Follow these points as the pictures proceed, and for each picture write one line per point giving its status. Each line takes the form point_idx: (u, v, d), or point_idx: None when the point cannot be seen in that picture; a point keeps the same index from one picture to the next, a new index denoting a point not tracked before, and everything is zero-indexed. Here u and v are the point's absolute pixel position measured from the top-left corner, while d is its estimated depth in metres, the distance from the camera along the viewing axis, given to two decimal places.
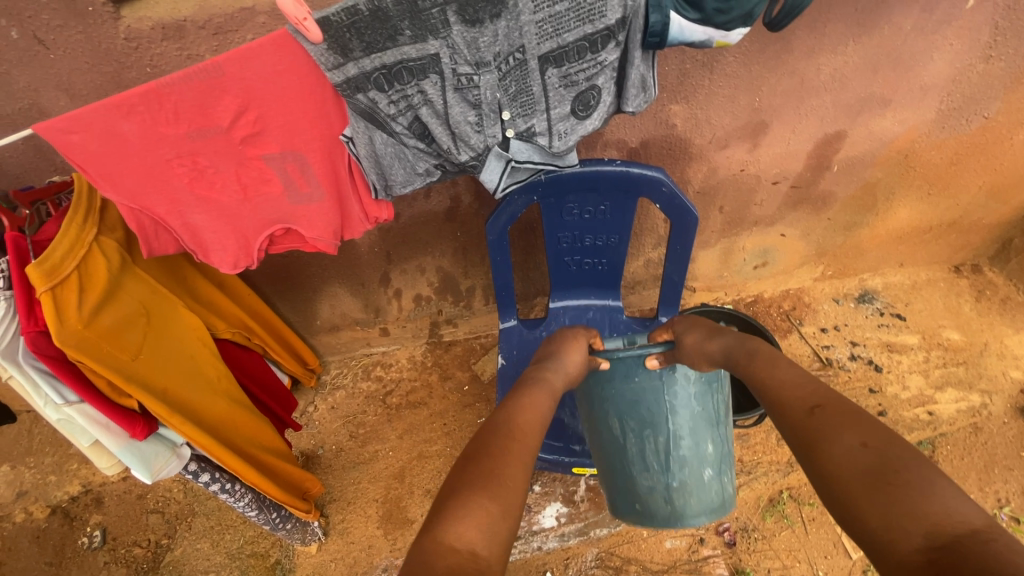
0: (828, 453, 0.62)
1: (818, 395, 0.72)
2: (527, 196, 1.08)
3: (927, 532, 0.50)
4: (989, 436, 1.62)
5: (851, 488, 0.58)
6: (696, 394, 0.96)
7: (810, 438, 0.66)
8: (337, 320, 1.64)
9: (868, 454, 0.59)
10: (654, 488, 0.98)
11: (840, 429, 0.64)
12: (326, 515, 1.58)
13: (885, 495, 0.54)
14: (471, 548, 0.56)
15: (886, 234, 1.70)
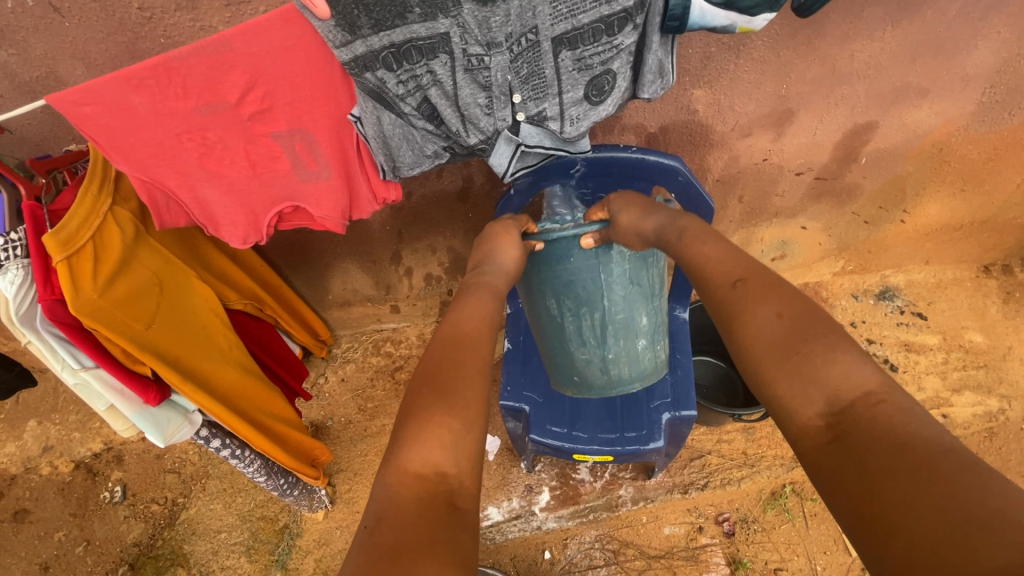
0: (746, 323, 0.64)
1: (741, 266, 0.71)
2: (538, 181, 1.06)
3: (827, 399, 0.54)
4: (1004, 442, 1.59)
5: (761, 358, 0.61)
6: (629, 268, 0.95)
7: (728, 309, 0.67)
8: (348, 295, 1.66)
9: (783, 328, 0.61)
10: (591, 361, 1.04)
11: (759, 299, 0.64)
12: (332, 484, 1.62)
13: (792, 367, 0.57)
14: (438, 471, 0.58)
15: (913, 230, 1.64)
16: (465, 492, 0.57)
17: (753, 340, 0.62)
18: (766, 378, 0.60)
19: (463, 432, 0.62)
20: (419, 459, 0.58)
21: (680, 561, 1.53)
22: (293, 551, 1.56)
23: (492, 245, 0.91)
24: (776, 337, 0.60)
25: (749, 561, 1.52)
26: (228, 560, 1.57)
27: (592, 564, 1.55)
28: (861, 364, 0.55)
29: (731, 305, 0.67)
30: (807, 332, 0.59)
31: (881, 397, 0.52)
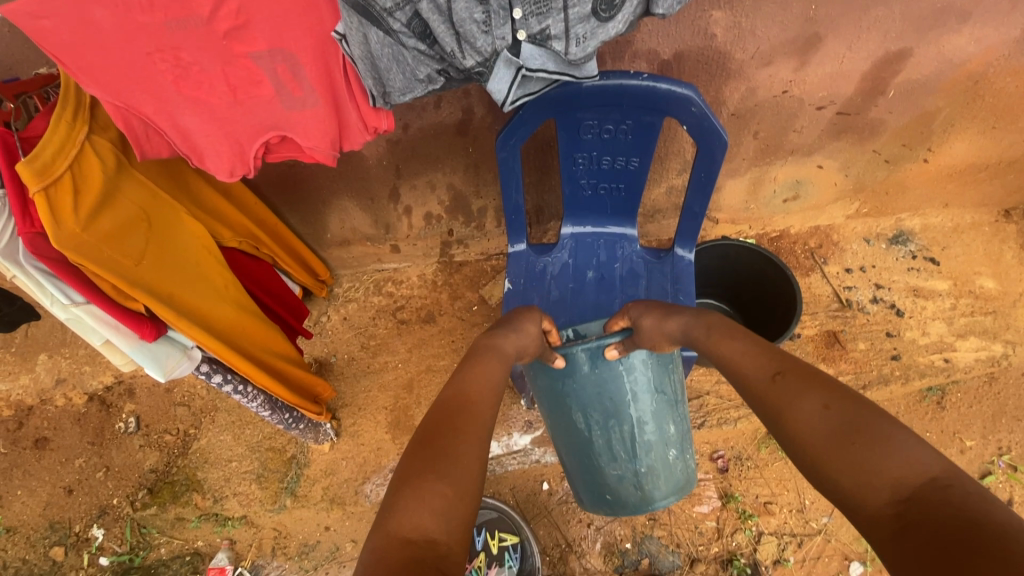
0: (795, 417, 0.68)
1: (778, 363, 0.77)
2: (542, 110, 1.00)
3: (891, 487, 0.56)
4: (1003, 386, 1.60)
5: (817, 448, 0.64)
6: (655, 370, 0.95)
7: (776, 407, 0.72)
8: (347, 235, 1.63)
9: (831, 415, 0.65)
10: (623, 476, 0.98)
11: (802, 393, 0.69)
12: (338, 418, 1.67)
13: (853, 454, 0.60)
14: (427, 535, 0.59)
15: (936, 170, 1.56)
16: (452, 558, 0.58)
17: (804, 433, 0.66)
18: (827, 467, 0.62)
19: (455, 501, 0.64)
20: (409, 524, 0.59)
21: None
22: (301, 479, 1.64)
23: (516, 321, 0.96)
24: (826, 425, 0.64)
25: (740, 495, 1.58)
26: (240, 487, 1.65)
27: None
28: (913, 441, 0.58)
29: (778, 398, 0.72)
30: (857, 417, 0.63)
31: (942, 477, 0.54)
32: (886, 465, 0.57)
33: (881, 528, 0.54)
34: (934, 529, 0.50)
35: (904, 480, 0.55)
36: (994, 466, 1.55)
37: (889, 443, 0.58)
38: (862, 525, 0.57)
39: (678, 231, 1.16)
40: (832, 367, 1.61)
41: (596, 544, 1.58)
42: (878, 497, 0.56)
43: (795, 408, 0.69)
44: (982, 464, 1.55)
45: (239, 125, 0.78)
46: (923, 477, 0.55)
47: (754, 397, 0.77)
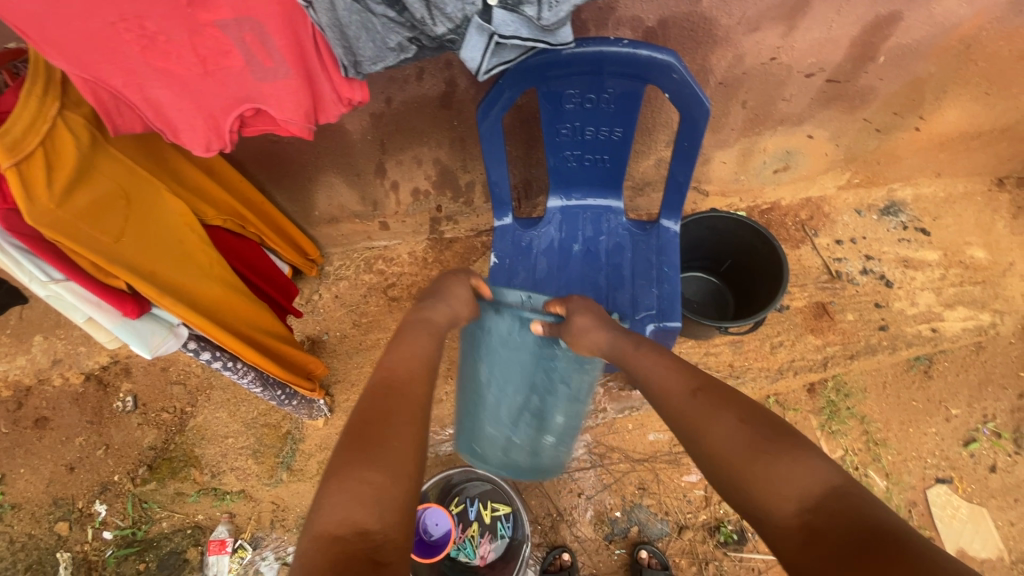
0: (713, 434, 0.71)
1: (695, 379, 0.80)
2: (523, 79, 0.98)
3: (799, 497, 0.61)
4: (989, 355, 1.62)
5: (733, 463, 0.67)
6: (572, 367, 1.09)
7: (693, 421, 0.75)
8: (335, 212, 1.63)
9: (744, 431, 0.69)
10: (496, 434, 1.15)
11: (717, 410, 0.73)
12: (331, 394, 1.69)
13: (763, 467, 0.64)
14: (358, 529, 0.60)
15: (928, 138, 1.55)
16: (389, 544, 0.61)
17: (720, 449, 0.69)
18: (740, 478, 0.66)
19: (387, 486, 0.65)
20: (337, 520, 0.61)
21: (663, 464, 1.64)
22: (296, 454, 1.67)
23: (439, 287, 0.98)
24: (740, 440, 0.68)
25: None
26: (237, 462, 1.68)
27: (579, 466, 1.65)
28: (816, 456, 0.64)
29: (697, 413, 0.75)
30: (768, 435, 0.68)
31: (840, 486, 0.60)
32: (794, 479, 0.62)
33: (788, 537, 0.59)
34: (835, 538, 0.56)
35: (810, 491, 0.61)
36: (979, 434, 1.57)
37: (799, 458, 0.63)
38: (767, 534, 0.62)
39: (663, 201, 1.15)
40: (820, 338, 1.62)
41: (586, 513, 1.62)
42: (787, 508, 0.61)
43: (713, 423, 0.72)
44: (967, 432, 1.57)
45: (213, 98, 0.77)
46: (823, 488, 0.61)
47: (671, 410, 0.79)
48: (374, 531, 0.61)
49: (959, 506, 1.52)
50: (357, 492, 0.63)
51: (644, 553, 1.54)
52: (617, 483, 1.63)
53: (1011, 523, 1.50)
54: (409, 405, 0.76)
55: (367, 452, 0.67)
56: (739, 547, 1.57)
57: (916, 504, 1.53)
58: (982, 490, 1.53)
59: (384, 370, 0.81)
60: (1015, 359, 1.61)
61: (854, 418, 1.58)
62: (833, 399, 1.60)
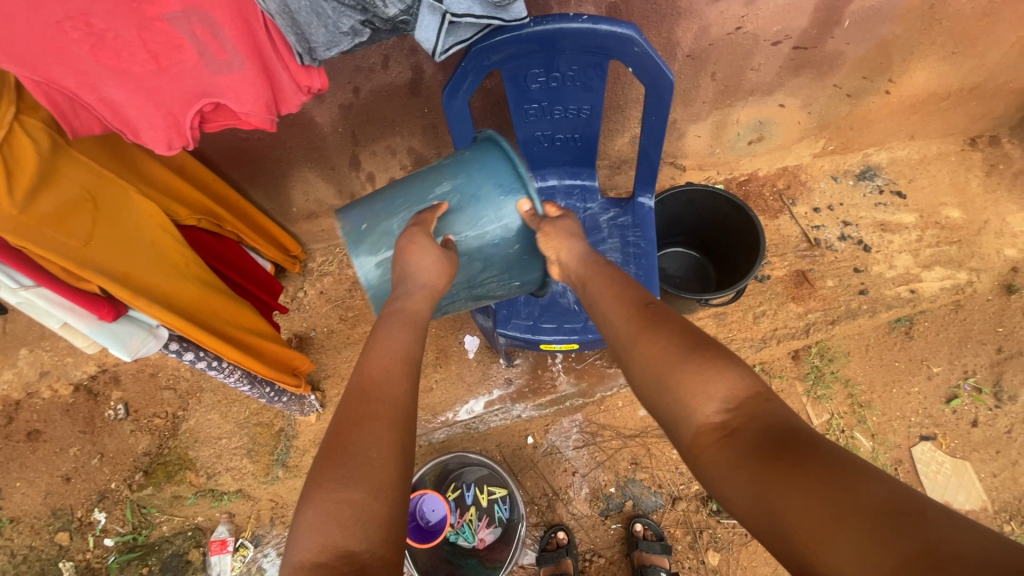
0: (652, 341, 0.69)
1: (646, 294, 0.78)
2: (487, 61, 0.98)
3: (725, 397, 0.61)
4: (968, 313, 1.65)
5: (666, 364, 0.66)
6: (503, 265, 0.95)
7: (634, 331, 0.73)
8: (313, 207, 1.62)
9: (681, 338, 0.67)
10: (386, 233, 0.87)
11: (659, 322, 0.71)
12: (322, 389, 1.69)
13: (695, 368, 0.63)
14: (342, 552, 0.57)
15: (898, 101, 1.56)
16: (376, 561, 0.58)
17: (654, 352, 0.68)
18: (670, 378, 0.65)
19: (366, 502, 0.60)
20: (315, 548, 0.57)
21: (654, 438, 1.66)
22: (291, 450, 1.67)
23: (401, 263, 0.82)
24: (676, 344, 0.67)
25: None
26: (232, 462, 1.69)
27: (572, 444, 1.67)
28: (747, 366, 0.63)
29: (639, 323, 0.73)
30: (702, 341, 0.66)
31: (767, 395, 0.60)
32: (721, 382, 0.61)
33: (707, 441, 0.60)
34: (753, 440, 0.56)
35: (736, 394, 0.60)
36: (961, 390, 1.60)
37: (728, 364, 0.62)
38: (687, 434, 0.62)
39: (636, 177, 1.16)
40: (801, 305, 1.64)
41: (581, 490, 1.64)
42: (713, 411, 0.61)
43: (652, 330, 0.70)
44: (949, 389, 1.60)
45: (169, 93, 0.76)
46: (750, 393, 0.60)
47: (613, 323, 0.77)
48: (356, 551, 0.57)
49: (942, 461, 1.55)
50: (334, 515, 0.59)
51: (639, 526, 1.57)
52: (610, 459, 1.65)
53: (994, 474, 1.54)
54: (385, 409, 0.68)
55: (336, 467, 0.62)
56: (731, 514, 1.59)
57: (902, 462, 1.56)
58: (965, 444, 1.57)
59: (359, 373, 0.73)
60: (993, 314, 1.64)
61: (839, 382, 1.61)
62: (818, 363, 1.61)
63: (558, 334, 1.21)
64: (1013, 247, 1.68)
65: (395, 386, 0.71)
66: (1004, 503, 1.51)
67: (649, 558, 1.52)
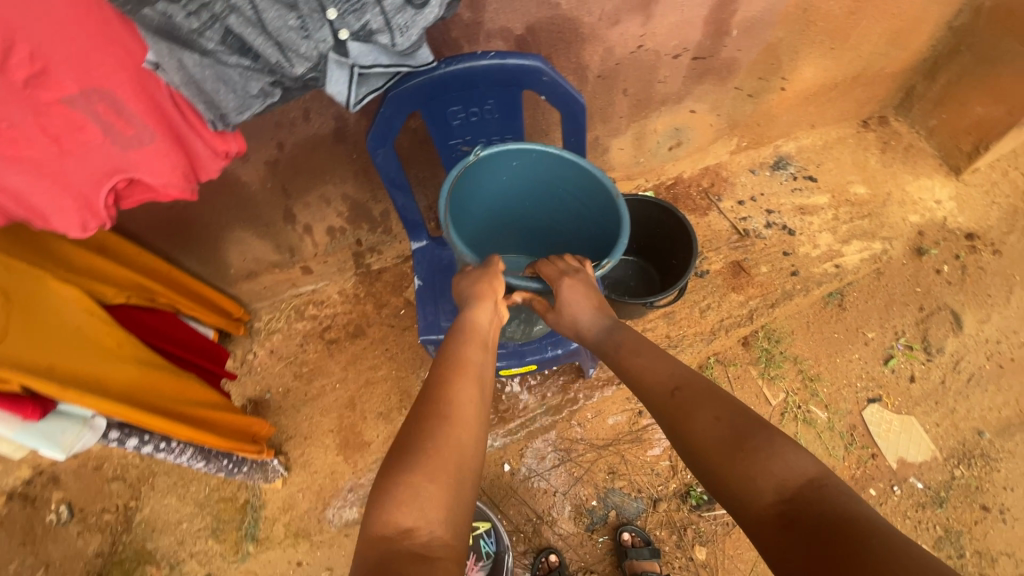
0: (695, 429, 0.78)
1: (675, 377, 0.86)
2: (405, 104, 1.00)
3: (776, 488, 0.69)
4: (888, 278, 1.79)
5: (712, 457, 0.75)
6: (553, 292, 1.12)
7: (674, 417, 0.81)
8: (252, 266, 1.57)
9: (723, 427, 0.76)
10: None
11: (698, 407, 0.80)
12: (285, 452, 1.62)
13: (740, 464, 0.72)
14: (404, 530, 0.72)
15: (794, 96, 1.69)
16: (437, 540, 0.72)
17: (701, 441, 0.77)
18: (716, 471, 0.74)
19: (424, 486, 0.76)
20: (383, 523, 0.73)
21: (626, 444, 1.69)
22: (259, 522, 1.57)
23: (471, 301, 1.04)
24: (720, 435, 0.75)
25: None
26: (197, 546, 1.57)
27: (549, 464, 1.68)
28: (791, 451, 0.71)
29: (674, 414, 0.82)
30: (743, 431, 0.75)
31: (814, 477, 0.69)
32: (771, 474, 0.70)
33: (766, 524, 0.68)
34: (812, 526, 0.65)
35: (786, 484, 0.69)
36: (895, 350, 1.73)
37: (776, 452, 0.71)
38: (746, 516, 0.70)
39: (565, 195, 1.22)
40: (742, 294, 1.73)
41: (565, 508, 1.64)
42: (768, 499, 0.69)
43: (695, 419, 0.79)
44: (885, 350, 1.72)
45: (78, 176, 0.73)
46: (802, 480, 0.69)
47: (654, 405, 0.86)
48: (416, 529, 0.72)
49: (891, 420, 1.66)
50: (402, 497, 0.74)
51: (626, 535, 1.58)
52: (587, 473, 1.67)
53: (937, 424, 1.66)
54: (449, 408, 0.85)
55: (408, 461, 0.78)
56: (711, 506, 1.63)
57: (856, 427, 1.65)
58: (908, 400, 1.68)
59: (435, 376, 0.90)
60: (910, 276, 1.79)
61: (789, 360, 1.70)
62: (766, 346, 1.70)
63: (513, 360, 1.23)
64: (915, 213, 1.84)
65: (461, 395, 0.87)
66: (951, 449, 1.63)
67: (639, 565, 1.52)
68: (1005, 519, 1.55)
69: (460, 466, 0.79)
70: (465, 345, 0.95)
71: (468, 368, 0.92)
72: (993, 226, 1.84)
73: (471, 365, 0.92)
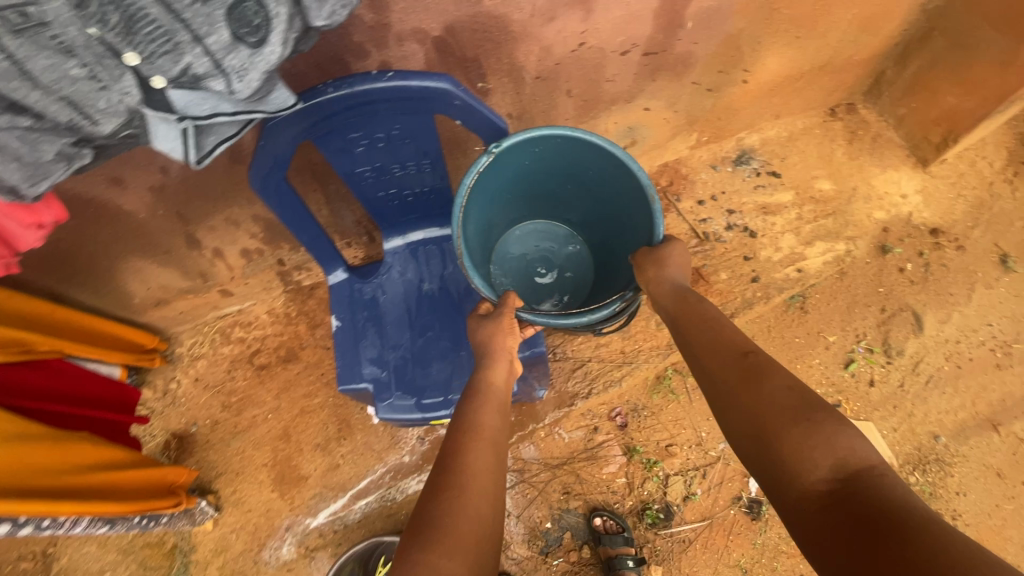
0: (763, 389, 0.80)
1: (752, 347, 0.90)
2: (291, 135, 0.84)
3: (832, 464, 0.68)
4: (851, 279, 1.71)
5: (771, 419, 0.76)
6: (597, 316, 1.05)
7: (741, 380, 0.84)
8: (159, 294, 1.40)
9: (791, 396, 0.77)
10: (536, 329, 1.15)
11: (770, 373, 0.82)
12: (214, 492, 1.50)
13: (798, 428, 0.73)
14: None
15: (757, 88, 1.56)
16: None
17: (763, 403, 0.79)
18: (772, 434, 0.75)
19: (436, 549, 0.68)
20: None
21: (582, 463, 1.62)
22: (189, 568, 1.47)
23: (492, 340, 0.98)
24: (783, 403, 0.77)
25: (642, 446, 1.63)
26: None
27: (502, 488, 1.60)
28: (858, 440, 0.70)
29: (744, 375, 0.84)
30: (811, 405, 0.75)
31: (876, 467, 0.68)
32: (828, 452, 0.69)
33: (812, 499, 0.68)
34: (862, 507, 0.63)
35: (845, 463, 0.68)
36: (856, 354, 1.68)
37: (838, 432, 0.70)
38: (789, 484, 0.70)
39: (591, 186, 1.29)
40: None
41: (518, 532, 1.57)
42: (819, 475, 0.68)
43: (761, 384, 0.81)
44: (845, 354, 1.67)
45: None
46: (862, 464, 0.68)
47: (718, 370, 0.89)
48: None
49: None
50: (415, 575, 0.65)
51: (599, 520, 1.56)
52: (541, 494, 1.60)
53: (894, 429, 1.64)
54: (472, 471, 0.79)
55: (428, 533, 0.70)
56: (667, 524, 1.59)
57: None
58: (866, 405, 1.65)
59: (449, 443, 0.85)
60: (873, 276, 1.72)
61: None
62: None
63: (442, 410, 1.06)
64: (880, 210, 1.76)
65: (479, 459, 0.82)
66: (907, 455, 1.61)
67: (614, 551, 1.52)
68: (957, 525, 1.55)
69: (479, 541, 0.71)
70: (483, 411, 0.91)
71: (485, 434, 0.86)
72: (958, 220, 1.77)
73: (487, 433, 0.87)
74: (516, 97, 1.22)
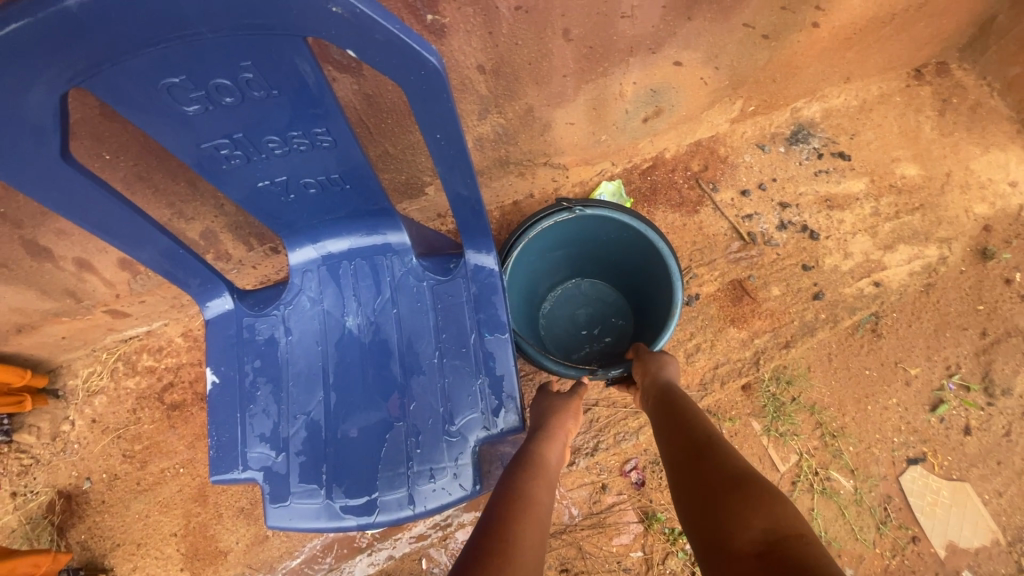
0: (712, 454, 0.63)
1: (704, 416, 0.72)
2: (45, 85, 0.50)
3: (765, 525, 0.51)
4: (943, 294, 1.30)
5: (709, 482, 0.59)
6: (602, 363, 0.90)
7: (687, 447, 0.67)
8: (19, 314, 1.04)
9: (733, 466, 0.60)
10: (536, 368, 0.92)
11: (718, 441, 0.65)
12: (109, 569, 1.18)
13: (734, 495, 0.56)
14: None
15: (829, 35, 1.14)
16: None
17: (704, 474, 0.61)
18: (709, 502, 0.57)
19: None
20: None
21: (585, 531, 1.25)
22: None
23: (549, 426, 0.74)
24: (725, 472, 0.60)
25: (663, 511, 1.26)
26: None
27: None
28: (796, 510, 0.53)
29: (691, 443, 0.67)
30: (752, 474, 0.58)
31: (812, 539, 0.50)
32: (759, 515, 0.52)
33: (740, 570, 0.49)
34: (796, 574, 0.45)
35: (779, 526, 0.50)
36: (946, 392, 1.27)
37: (774, 497, 0.53)
38: (720, 564, 0.52)
39: (633, 269, 1.09)
40: (745, 328, 1.25)
41: None
42: (751, 538, 0.50)
43: (706, 452, 0.64)
44: (934, 394, 1.27)
45: None
46: (795, 532, 0.50)
47: (668, 440, 0.71)
48: None
49: (938, 488, 1.24)
50: None
51: None
52: None
53: (999, 493, 1.24)
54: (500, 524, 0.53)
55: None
56: None
57: (891, 498, 1.23)
58: (961, 460, 1.25)
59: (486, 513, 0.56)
60: (971, 290, 1.30)
61: (804, 410, 1.24)
62: (775, 392, 1.24)
63: (364, 518, 0.71)
64: (982, 202, 1.34)
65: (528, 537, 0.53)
66: (1017, 530, 1.22)
67: None
68: None
69: None
70: (533, 482, 0.61)
71: (536, 514, 0.57)
72: None
73: (539, 508, 0.58)
74: (488, 40, 0.83)
